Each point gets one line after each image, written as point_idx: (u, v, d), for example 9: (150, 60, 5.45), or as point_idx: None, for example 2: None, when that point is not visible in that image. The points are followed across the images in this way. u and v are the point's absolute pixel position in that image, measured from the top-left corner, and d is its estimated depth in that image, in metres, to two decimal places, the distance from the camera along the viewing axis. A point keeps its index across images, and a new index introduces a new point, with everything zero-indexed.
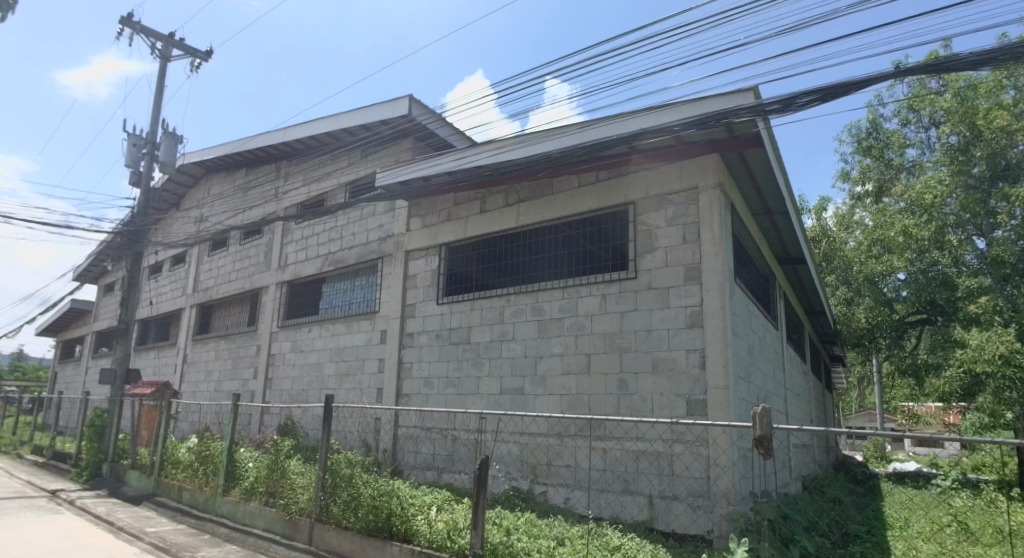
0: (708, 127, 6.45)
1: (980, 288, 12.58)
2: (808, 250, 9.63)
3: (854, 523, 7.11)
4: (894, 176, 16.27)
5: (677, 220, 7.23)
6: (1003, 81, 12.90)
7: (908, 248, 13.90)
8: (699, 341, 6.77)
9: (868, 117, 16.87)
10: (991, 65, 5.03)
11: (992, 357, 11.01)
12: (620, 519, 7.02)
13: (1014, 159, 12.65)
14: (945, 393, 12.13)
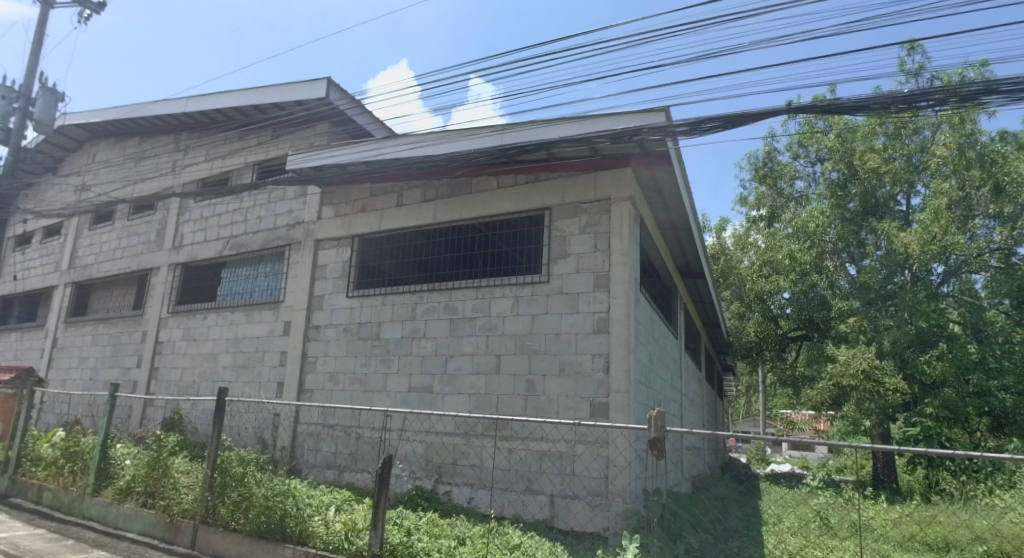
0: (622, 142, 6.73)
1: (849, 310, 14.28)
2: (708, 266, 10.35)
3: (735, 519, 7.76)
4: (785, 205, 17.91)
5: (590, 229, 7.49)
6: (876, 128, 14.72)
7: (792, 270, 15.17)
8: (604, 346, 7.06)
9: (764, 148, 18.31)
10: (866, 112, 5.67)
11: (856, 372, 12.47)
12: (520, 518, 7.17)
13: (883, 199, 14.93)
14: (817, 402, 13.48)
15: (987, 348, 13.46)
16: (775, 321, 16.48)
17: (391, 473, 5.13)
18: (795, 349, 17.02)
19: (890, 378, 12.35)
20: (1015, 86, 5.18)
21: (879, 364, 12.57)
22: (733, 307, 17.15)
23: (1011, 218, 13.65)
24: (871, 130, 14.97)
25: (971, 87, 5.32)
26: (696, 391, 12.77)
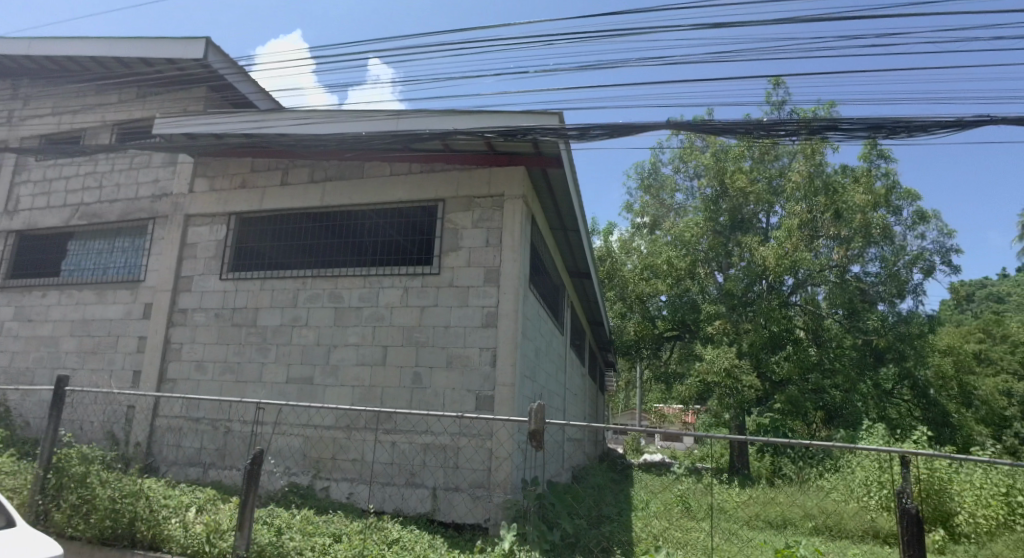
0: (515, 139, 6.72)
1: (716, 313, 16.44)
2: (594, 267, 11.00)
3: (610, 506, 8.48)
4: (666, 214, 19.63)
5: (482, 223, 7.50)
6: (745, 151, 17.31)
7: (669, 275, 17.42)
8: (492, 340, 7.10)
9: (650, 160, 19.94)
10: (732, 134, 6.09)
11: (720, 369, 14.94)
12: (401, 512, 6.95)
13: (747, 216, 17.44)
14: (687, 396, 15.89)
15: (823, 350, 16.11)
16: (652, 322, 18.16)
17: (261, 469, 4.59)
18: (669, 346, 19.02)
19: (746, 376, 14.84)
20: (855, 125, 5.78)
21: (738, 363, 15.07)
22: (616, 307, 18.36)
23: (846, 239, 16.28)
24: (740, 153, 17.58)
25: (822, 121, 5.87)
26: (579, 385, 13.71)
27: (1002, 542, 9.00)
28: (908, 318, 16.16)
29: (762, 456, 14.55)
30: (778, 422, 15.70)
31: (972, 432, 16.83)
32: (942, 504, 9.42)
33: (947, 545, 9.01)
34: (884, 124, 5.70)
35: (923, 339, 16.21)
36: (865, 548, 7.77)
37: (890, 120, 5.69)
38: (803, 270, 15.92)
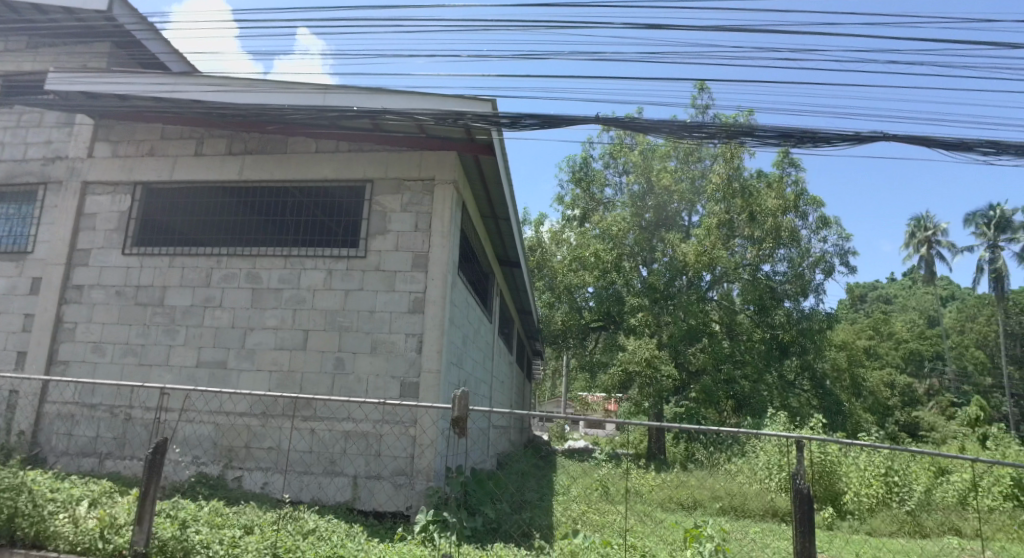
0: (446, 123, 6.53)
1: (639, 305, 17.28)
2: (523, 257, 11.24)
3: (532, 491, 8.79)
4: (595, 207, 20.07)
5: (411, 207, 7.33)
6: (671, 151, 18.24)
7: (595, 267, 18.15)
8: (419, 326, 6.97)
9: (582, 154, 20.37)
10: (657, 133, 6.19)
11: (641, 359, 16.03)
12: (319, 501, 6.69)
13: (670, 213, 18.35)
14: (609, 386, 17.02)
15: (735, 343, 17.00)
16: (580, 312, 19.01)
17: (164, 459, 4.29)
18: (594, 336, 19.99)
19: (665, 366, 16.07)
20: (767, 133, 6.00)
21: (658, 354, 16.22)
22: (545, 296, 19.45)
23: (759, 240, 17.38)
24: (666, 153, 18.45)
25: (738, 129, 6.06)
26: (507, 372, 13.92)
27: (880, 516, 9.91)
28: (809, 315, 17.44)
29: (678, 442, 15.37)
30: (692, 409, 16.85)
31: (860, 420, 18.34)
32: (832, 484, 10.65)
33: (835, 522, 9.79)
34: (793, 133, 5.96)
35: (824, 335, 17.70)
36: (765, 526, 8.34)
37: (798, 130, 5.95)
38: (719, 267, 17.06)
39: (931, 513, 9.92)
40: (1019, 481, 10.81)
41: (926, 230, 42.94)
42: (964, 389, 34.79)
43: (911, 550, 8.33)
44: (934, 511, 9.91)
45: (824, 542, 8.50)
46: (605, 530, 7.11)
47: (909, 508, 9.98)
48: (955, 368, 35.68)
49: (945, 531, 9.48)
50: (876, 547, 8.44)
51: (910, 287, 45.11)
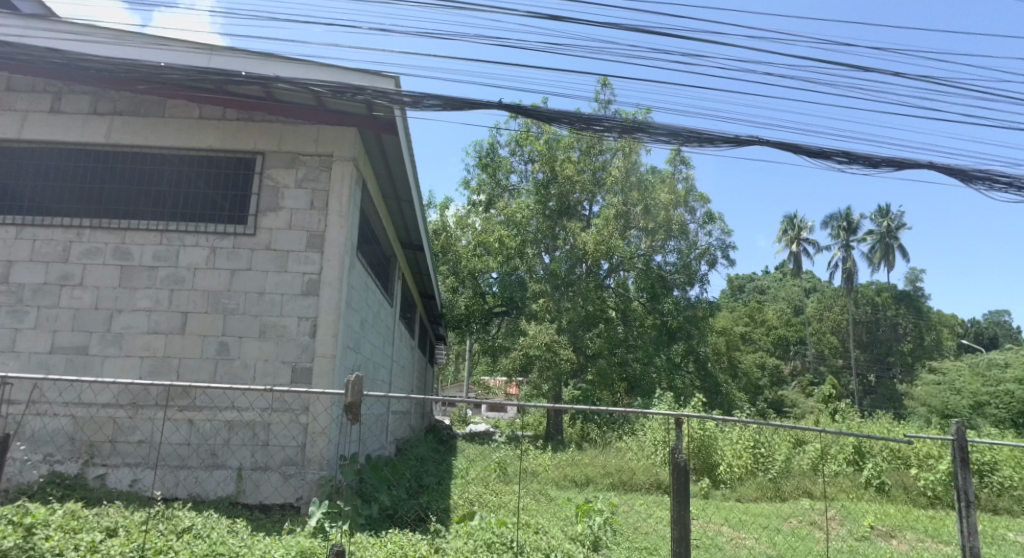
0: (344, 97, 6.15)
1: (540, 291, 17.68)
2: (426, 241, 11.04)
3: (430, 476, 8.80)
4: (500, 193, 20.11)
5: (307, 183, 6.89)
6: (575, 142, 18.61)
7: (500, 252, 18.35)
8: (312, 309, 6.60)
9: (488, 140, 20.31)
10: (558, 124, 6.19)
11: (541, 343, 16.54)
12: (197, 497, 6.16)
13: (572, 203, 18.78)
14: (510, 369, 17.51)
15: (629, 328, 17.92)
16: (483, 297, 19.31)
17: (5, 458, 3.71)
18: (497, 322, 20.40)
19: (563, 350, 16.69)
20: (659, 130, 6.11)
21: (557, 338, 16.80)
22: (448, 281, 19.21)
23: (652, 231, 18.12)
24: (570, 144, 18.81)
25: (631, 123, 6.14)
26: (408, 357, 13.72)
27: (748, 484, 10.82)
28: (695, 303, 18.55)
29: (574, 423, 15.79)
30: (588, 391, 17.82)
31: (736, 399, 19.79)
32: (709, 457, 11.38)
33: (710, 490, 10.55)
34: (680, 132, 6.12)
35: (707, 322, 18.89)
36: (649, 496, 8.82)
37: (685, 129, 6.12)
38: (616, 256, 17.73)
39: (788, 478, 11.04)
40: (859, 449, 12.21)
41: (797, 228, 46.89)
42: (822, 370, 38.72)
43: (774, 514, 9.11)
44: (792, 476, 10.98)
45: (699, 509, 9.06)
46: (500, 511, 7.32)
47: (772, 476, 10.99)
48: (814, 351, 39.57)
49: (801, 494, 10.52)
50: (743, 510, 9.18)
51: (781, 278, 49.31)
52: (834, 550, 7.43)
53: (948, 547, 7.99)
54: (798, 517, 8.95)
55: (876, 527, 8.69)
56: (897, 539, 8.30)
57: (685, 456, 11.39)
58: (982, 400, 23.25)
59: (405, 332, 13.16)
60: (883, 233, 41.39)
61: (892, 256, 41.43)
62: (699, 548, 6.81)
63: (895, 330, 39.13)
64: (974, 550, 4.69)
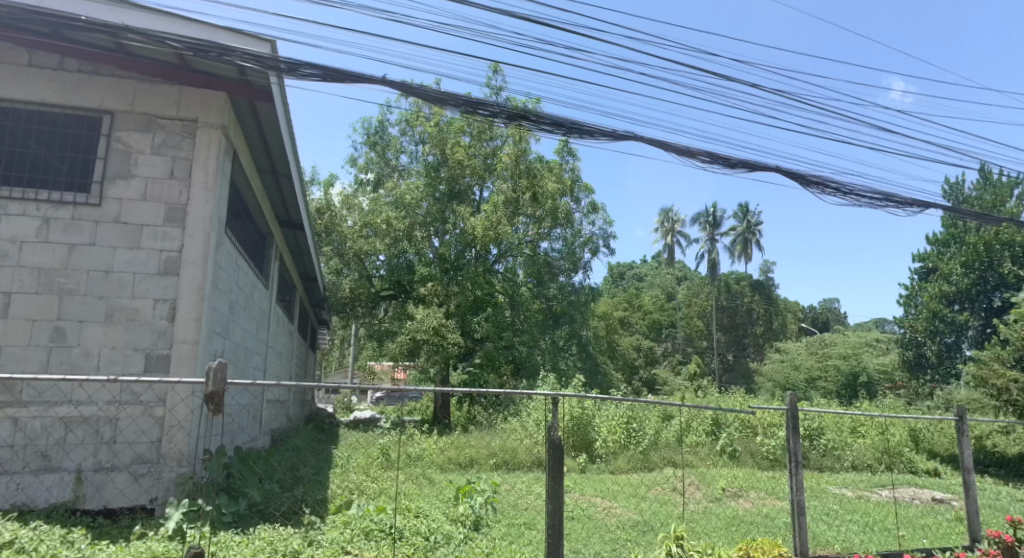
0: (209, 57, 5.48)
1: (429, 276, 17.43)
2: (307, 220, 10.37)
3: (307, 466, 8.36)
4: (390, 173, 19.44)
5: (166, 150, 6.14)
6: (467, 126, 18.34)
7: (387, 235, 17.81)
8: (171, 291, 5.93)
9: (377, 117, 19.52)
10: (442, 106, 5.92)
11: (429, 327, 16.40)
12: (23, 506, 5.32)
13: (463, 187, 18.54)
14: (397, 353, 17.28)
15: (516, 312, 18.00)
16: (369, 280, 18.66)
17: None
18: (383, 306, 19.68)
19: (451, 334, 16.62)
20: (545, 119, 6.09)
21: (444, 322, 16.71)
22: (333, 263, 18.32)
23: (539, 219, 18.43)
24: (461, 127, 18.53)
25: (518, 110, 6.02)
26: (286, 342, 12.97)
27: (622, 457, 11.37)
28: (578, 288, 19.15)
29: (462, 406, 15.68)
30: (475, 374, 17.88)
31: (613, 380, 20.78)
32: (585, 435, 11.79)
33: (587, 465, 10.95)
34: (563, 122, 6.14)
35: (589, 307, 19.58)
36: (529, 474, 9.00)
37: (568, 119, 6.15)
38: (504, 242, 17.81)
39: (657, 450, 11.79)
40: (716, 421, 13.29)
41: (672, 220, 49.84)
42: (689, 351, 41.71)
43: (645, 483, 9.63)
44: (661, 448, 11.77)
45: (577, 483, 9.35)
46: (383, 499, 7.15)
47: (642, 448, 11.66)
48: (684, 334, 42.49)
49: (666, 464, 11.28)
50: (616, 482, 9.59)
51: (658, 266, 52.38)
52: (693, 511, 7.99)
53: (785, 502, 8.91)
54: (662, 484, 9.55)
55: (727, 489, 9.48)
56: (744, 498, 9.08)
57: (561, 435, 11.71)
58: (814, 375, 26.96)
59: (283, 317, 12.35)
60: (744, 228, 45.09)
61: (751, 250, 45.42)
62: (573, 520, 6.99)
63: (750, 315, 43.03)
64: (800, 503, 5.17)
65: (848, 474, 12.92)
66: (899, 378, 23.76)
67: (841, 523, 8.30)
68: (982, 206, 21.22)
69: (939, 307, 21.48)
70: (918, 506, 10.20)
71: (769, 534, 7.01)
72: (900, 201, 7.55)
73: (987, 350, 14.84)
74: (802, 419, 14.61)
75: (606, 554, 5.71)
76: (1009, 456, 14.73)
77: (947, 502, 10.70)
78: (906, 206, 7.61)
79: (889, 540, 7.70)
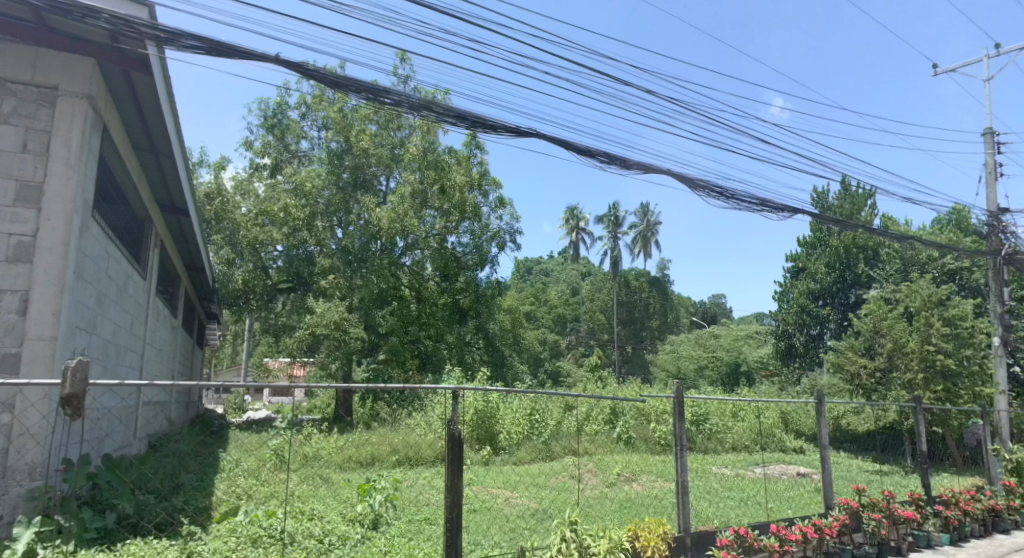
0: (72, 17, 4.76)
1: (330, 268, 16.72)
2: (193, 205, 9.52)
3: (189, 473, 7.68)
4: (289, 159, 18.42)
5: (17, 120, 5.35)
6: (373, 114, 17.70)
7: (285, 223, 16.87)
8: (22, 281, 5.18)
9: (276, 99, 18.35)
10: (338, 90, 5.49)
11: (329, 322, 15.69)
12: None
13: (369, 176, 17.84)
14: (295, 349, 16.48)
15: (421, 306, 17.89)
16: (265, 272, 17.61)
17: None
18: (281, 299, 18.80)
19: (353, 328, 16.02)
20: (449, 111, 5.89)
21: (347, 316, 16.07)
22: (224, 252, 17.03)
23: (447, 212, 18.14)
24: (368, 115, 17.85)
25: (422, 100, 5.75)
26: (168, 339, 11.92)
27: (525, 448, 11.44)
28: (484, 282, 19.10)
29: (364, 403, 15.16)
30: (380, 369, 17.40)
31: (518, 371, 20.98)
32: (490, 428, 11.73)
33: (490, 457, 10.92)
34: (468, 115, 5.97)
35: (494, 300, 19.61)
36: (432, 469, 8.84)
37: (473, 112, 5.99)
38: (410, 234, 17.38)
39: (558, 440, 11.97)
40: (614, 410, 13.70)
41: (578, 218, 51.03)
42: (591, 344, 42.97)
43: (545, 472, 9.72)
44: (561, 438, 11.98)
45: (479, 475, 9.26)
46: (275, 504, 6.73)
47: (544, 439, 11.82)
48: (586, 327, 43.70)
49: (568, 453, 11.51)
50: (520, 472, 9.57)
51: (564, 262, 53.54)
52: (590, 497, 8.14)
53: (673, 483, 9.36)
54: (562, 472, 9.69)
55: (623, 474, 9.79)
56: (637, 481, 9.42)
57: (464, 429, 11.55)
58: (702, 363, 28.93)
59: (164, 310, 11.30)
60: (644, 227, 47.09)
61: (650, 248, 47.52)
62: (474, 512, 6.90)
63: (647, 309, 45.08)
64: (684, 485, 5.36)
65: (729, 454, 13.83)
66: (773, 367, 25.92)
67: (721, 499, 8.81)
68: (841, 213, 23.46)
69: (807, 302, 23.24)
70: (785, 480, 11.15)
71: (657, 515, 7.30)
72: (774, 206, 8.07)
73: (842, 340, 16.24)
74: (689, 405, 15.46)
75: (504, 544, 5.66)
76: (860, 432, 16.29)
77: (810, 476, 11.73)
78: (779, 212, 8.16)
79: (761, 512, 8.30)
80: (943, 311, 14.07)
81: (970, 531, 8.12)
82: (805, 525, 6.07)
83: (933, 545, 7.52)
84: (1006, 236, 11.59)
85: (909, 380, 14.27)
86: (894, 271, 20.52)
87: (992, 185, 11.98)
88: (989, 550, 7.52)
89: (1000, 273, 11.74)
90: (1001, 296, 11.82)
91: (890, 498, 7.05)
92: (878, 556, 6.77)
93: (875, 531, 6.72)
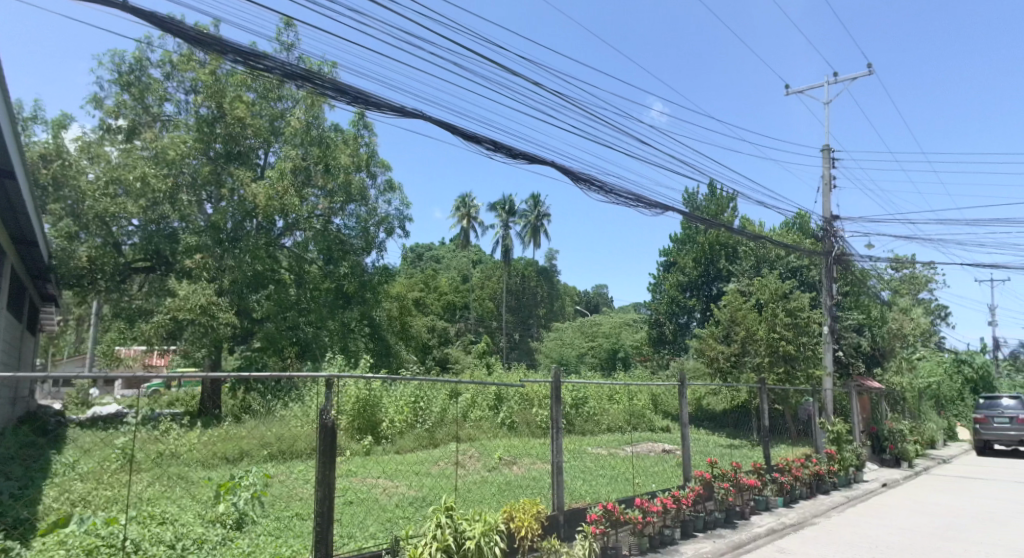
0: None
1: (196, 246, 15.02)
2: (21, 167, 8.09)
3: (8, 481, 6.53)
4: (149, 123, 16.46)
5: None
6: (249, 82, 16.27)
7: (143, 195, 15.07)
8: None
9: (133, 54, 16.30)
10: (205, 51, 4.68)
11: (194, 306, 14.25)
12: None
13: (243, 148, 16.41)
14: (151, 335, 14.87)
15: (301, 290, 16.72)
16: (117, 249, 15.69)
17: None
18: (137, 279, 17.14)
19: (223, 313, 14.67)
20: (328, 84, 5.38)
21: (215, 300, 14.70)
22: (65, 225, 14.89)
23: (331, 192, 17.18)
24: (244, 81, 16.38)
25: (301, 71, 5.14)
26: None
27: (408, 437, 11.12)
28: (370, 268, 18.36)
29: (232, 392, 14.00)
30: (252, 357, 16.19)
31: (403, 358, 20.46)
32: (373, 416, 11.23)
33: (372, 447, 10.47)
34: (349, 90, 5.50)
35: (382, 286, 18.88)
36: (305, 463, 8.25)
37: (354, 87, 5.52)
38: (290, 213, 16.21)
39: (444, 429, 11.71)
40: (498, 395, 13.72)
41: (469, 207, 50.86)
42: (480, 331, 43.08)
43: (425, 459, 9.45)
44: (445, 425, 11.77)
45: (356, 465, 8.80)
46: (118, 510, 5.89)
47: (428, 426, 11.56)
48: (476, 314, 43.67)
49: (452, 440, 11.40)
50: (400, 461, 9.22)
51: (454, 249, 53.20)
52: (470, 482, 7.99)
53: (551, 465, 9.48)
54: (445, 459, 9.49)
55: (505, 458, 9.78)
56: (517, 464, 9.42)
57: (343, 420, 10.94)
58: (583, 350, 30.19)
59: None
60: (533, 217, 47.97)
61: (539, 238, 48.45)
62: (352, 504, 6.47)
63: (534, 297, 46.10)
64: (560, 465, 5.31)
65: (604, 436, 14.37)
66: (645, 352, 27.80)
67: (595, 478, 9.00)
68: (706, 213, 25.13)
69: (677, 294, 24.69)
70: (654, 457, 11.75)
71: (534, 496, 7.30)
72: (648, 202, 8.32)
73: (704, 329, 17.23)
74: (570, 390, 15.80)
75: (380, 535, 5.32)
76: (717, 413, 17.47)
77: (673, 452, 12.43)
78: (651, 208, 8.43)
79: (628, 488, 8.59)
80: (786, 304, 15.40)
81: (797, 493, 8.95)
82: (664, 496, 6.35)
83: (770, 507, 8.21)
84: (836, 240, 12.97)
85: (758, 362, 15.63)
86: (749, 266, 22.40)
87: (826, 195, 13.23)
88: (814, 509, 8.35)
89: (830, 271, 12.99)
90: (829, 291, 13.06)
91: (737, 467, 7.52)
92: (726, 521, 7.20)
93: (724, 499, 7.14)
